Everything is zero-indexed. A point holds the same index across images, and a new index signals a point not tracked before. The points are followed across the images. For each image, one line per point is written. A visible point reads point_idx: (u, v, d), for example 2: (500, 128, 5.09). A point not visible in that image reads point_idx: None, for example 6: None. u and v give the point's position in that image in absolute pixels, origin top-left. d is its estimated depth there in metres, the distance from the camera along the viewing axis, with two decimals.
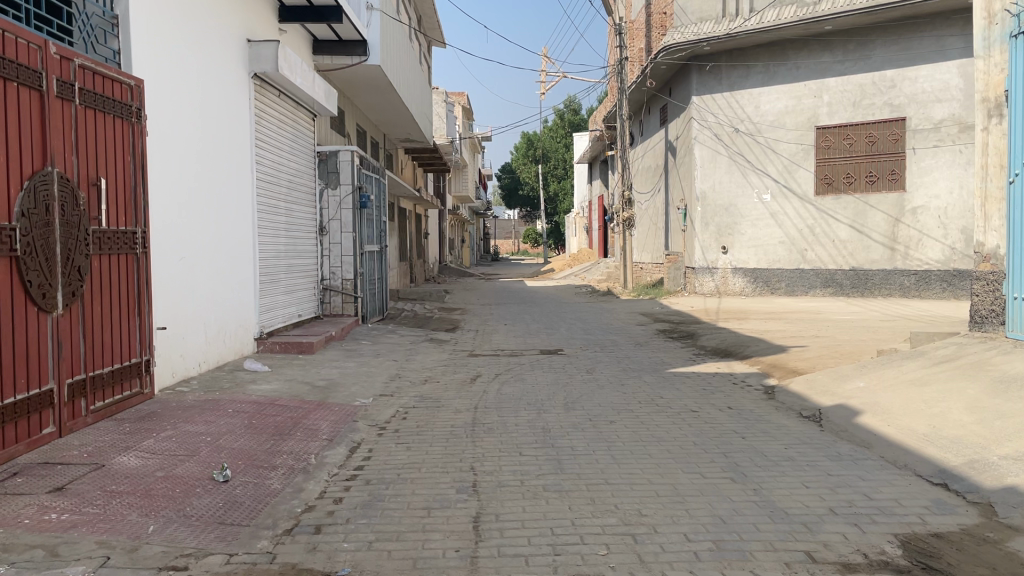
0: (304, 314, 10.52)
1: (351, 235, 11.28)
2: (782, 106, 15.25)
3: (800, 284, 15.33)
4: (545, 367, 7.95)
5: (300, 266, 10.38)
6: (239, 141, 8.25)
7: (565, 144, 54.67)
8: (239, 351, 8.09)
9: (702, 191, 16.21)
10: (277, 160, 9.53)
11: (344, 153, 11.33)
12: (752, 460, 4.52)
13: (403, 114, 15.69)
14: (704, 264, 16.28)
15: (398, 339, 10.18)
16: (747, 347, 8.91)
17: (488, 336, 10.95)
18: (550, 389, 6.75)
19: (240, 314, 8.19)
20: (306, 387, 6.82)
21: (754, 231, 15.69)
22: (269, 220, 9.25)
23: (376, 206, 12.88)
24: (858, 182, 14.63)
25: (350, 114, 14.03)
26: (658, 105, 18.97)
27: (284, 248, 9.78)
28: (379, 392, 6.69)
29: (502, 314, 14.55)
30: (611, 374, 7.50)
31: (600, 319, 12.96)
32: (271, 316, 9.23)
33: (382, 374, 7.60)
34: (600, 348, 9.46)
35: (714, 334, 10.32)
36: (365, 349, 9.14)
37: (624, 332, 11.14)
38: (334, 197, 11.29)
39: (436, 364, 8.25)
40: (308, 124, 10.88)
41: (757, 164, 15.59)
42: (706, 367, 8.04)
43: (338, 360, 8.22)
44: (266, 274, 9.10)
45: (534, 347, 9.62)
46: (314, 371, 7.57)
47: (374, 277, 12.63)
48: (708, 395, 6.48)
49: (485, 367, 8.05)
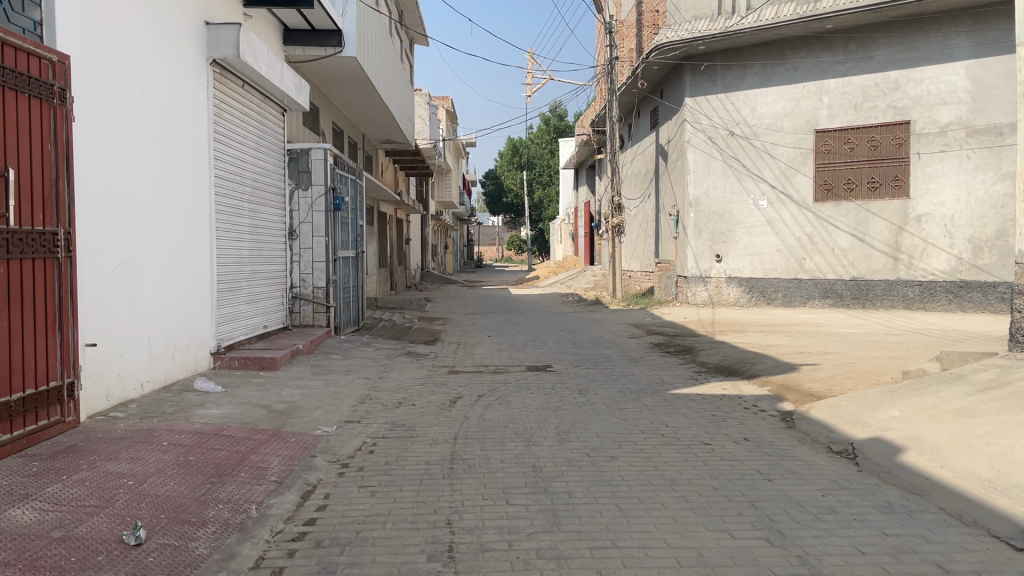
0: (270, 325, 9.69)
1: (323, 239, 10.47)
2: (779, 109, 14.58)
3: (798, 294, 14.64)
4: (533, 387, 7.15)
5: (266, 274, 9.55)
6: (194, 134, 7.40)
7: (551, 150, 53.88)
8: (191, 368, 7.23)
9: (695, 197, 15.48)
10: (240, 158, 8.71)
11: (317, 151, 10.50)
12: (786, 512, 3.74)
13: (382, 112, 14.89)
14: (696, 272, 15.59)
15: (372, 353, 9.34)
16: (753, 365, 8.15)
17: (470, 350, 10.14)
18: (540, 415, 5.95)
19: (194, 326, 7.33)
20: (262, 411, 5.99)
21: (750, 239, 15.00)
22: (230, 224, 8.42)
23: (352, 209, 12.07)
24: (860, 188, 13.97)
25: (325, 112, 13.20)
26: (649, 108, 18.27)
27: (248, 254, 8.94)
28: (343, 418, 5.86)
29: (485, 324, 13.74)
30: (607, 397, 6.71)
31: (590, 331, 12.17)
32: (231, 328, 8.39)
33: (351, 395, 6.77)
34: (593, 365, 8.67)
35: (714, 349, 9.57)
36: (334, 365, 8.30)
37: (617, 346, 10.35)
38: (305, 199, 10.46)
39: (412, 383, 7.42)
40: (277, 118, 10.06)
41: (753, 168, 14.90)
42: (711, 388, 7.26)
43: (304, 379, 7.38)
44: (226, 281, 8.27)
45: (520, 363, 8.82)
46: (273, 392, 6.72)
47: (349, 285, 11.80)
48: (718, 424, 5.70)
49: (465, 387, 7.24)
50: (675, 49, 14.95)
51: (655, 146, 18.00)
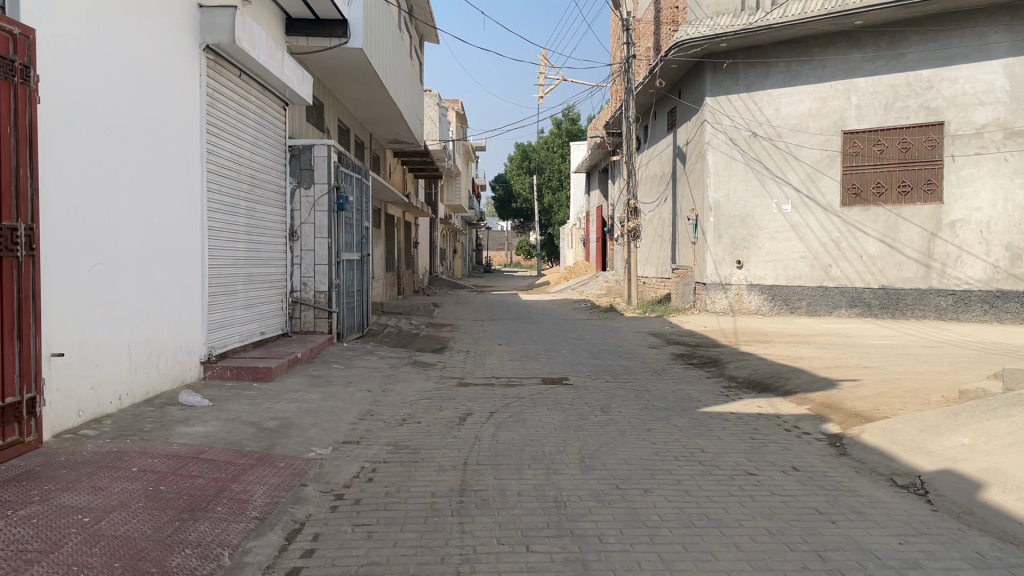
0: (268, 331, 9.13)
1: (326, 241, 9.91)
2: (805, 109, 13.98)
3: (823, 303, 14.02)
4: (550, 403, 6.55)
5: (264, 277, 8.99)
6: (185, 124, 6.84)
7: (562, 155, 52.85)
8: (178, 379, 6.65)
9: (715, 201, 14.89)
10: (238, 153, 8.16)
11: (320, 148, 9.94)
12: (863, 567, 3.12)
13: (391, 110, 14.35)
14: (716, 279, 14.99)
15: (377, 363, 8.76)
16: (787, 379, 7.52)
17: (481, 359, 9.54)
18: (559, 436, 5.34)
19: (180, 332, 6.75)
20: (251, 429, 5.40)
21: (773, 245, 14.38)
22: (226, 223, 7.86)
23: (357, 210, 11.51)
24: (890, 192, 13.34)
25: (330, 108, 12.67)
26: (667, 108, 17.68)
27: (244, 256, 8.37)
28: (341, 438, 5.26)
29: (497, 331, 13.13)
30: (632, 416, 6.09)
31: (606, 340, 11.57)
32: (225, 335, 7.83)
33: (351, 411, 6.18)
34: (613, 378, 8.06)
35: (742, 361, 8.94)
36: (335, 376, 7.71)
37: (636, 357, 9.73)
38: (307, 198, 9.91)
39: (418, 397, 6.82)
40: (278, 112, 9.50)
41: (776, 171, 14.29)
42: (745, 406, 6.64)
43: (301, 391, 6.79)
44: (220, 284, 7.70)
45: (535, 374, 8.22)
46: (266, 405, 6.14)
47: (353, 289, 11.23)
48: (759, 449, 5.08)
49: (476, 401, 6.65)
50: (695, 46, 14.33)
51: (672, 148, 17.41)
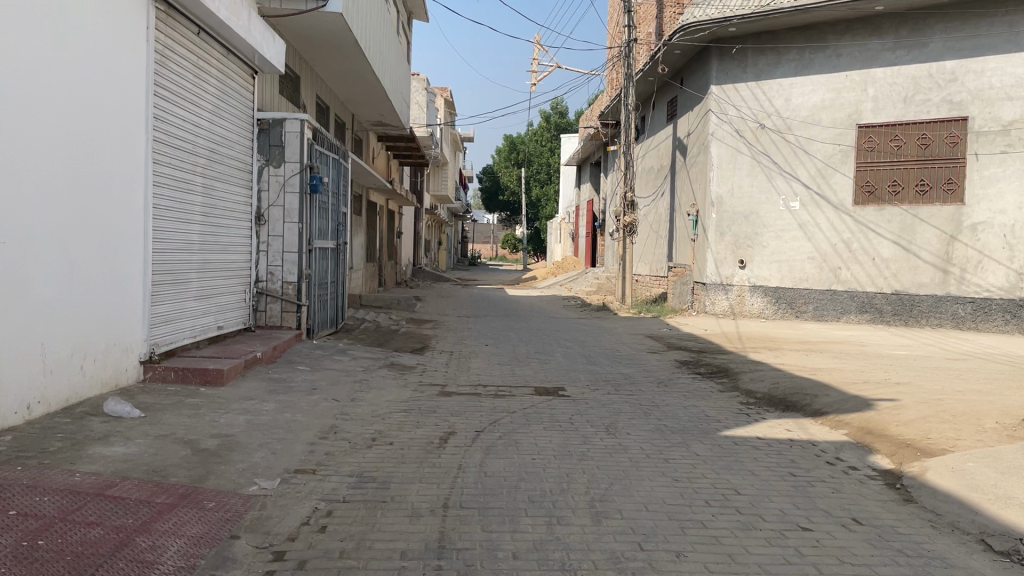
0: (227, 325, 8.13)
1: (296, 226, 8.91)
2: (817, 100, 13.11)
3: (831, 307, 13.19)
4: (546, 421, 5.60)
5: (222, 264, 8.00)
6: (126, 85, 5.85)
7: (551, 148, 52.13)
8: (108, 382, 5.65)
9: (717, 196, 14.00)
10: (194, 123, 7.16)
11: (292, 122, 8.92)
12: None
13: (375, 88, 13.35)
14: (716, 279, 14.12)
15: (348, 365, 7.78)
16: (814, 396, 6.60)
17: (466, 362, 8.58)
18: (561, 468, 4.40)
19: (114, 328, 5.75)
20: (184, 450, 4.40)
21: (778, 244, 13.51)
22: (179, 201, 6.88)
23: (334, 193, 10.49)
24: (906, 191, 12.49)
25: (308, 83, 11.67)
26: (667, 97, 16.78)
27: (199, 241, 7.36)
28: (293, 465, 4.28)
29: (484, 329, 12.17)
30: (644, 441, 5.15)
31: (601, 343, 10.64)
32: (173, 330, 6.84)
33: (311, 427, 5.20)
34: (616, 389, 7.14)
35: (757, 372, 8.04)
36: (298, 380, 6.72)
37: (637, 364, 8.80)
38: (276, 177, 8.92)
39: (392, 409, 5.85)
40: (244, 80, 8.48)
41: (785, 166, 13.43)
42: (772, 429, 5.71)
43: (255, 400, 5.80)
44: (168, 272, 6.72)
45: (528, 383, 7.27)
46: (209, 418, 5.14)
47: (327, 280, 10.22)
48: (805, 493, 4.16)
49: (459, 417, 5.69)
50: (702, 29, 13.36)
51: (672, 140, 16.50)
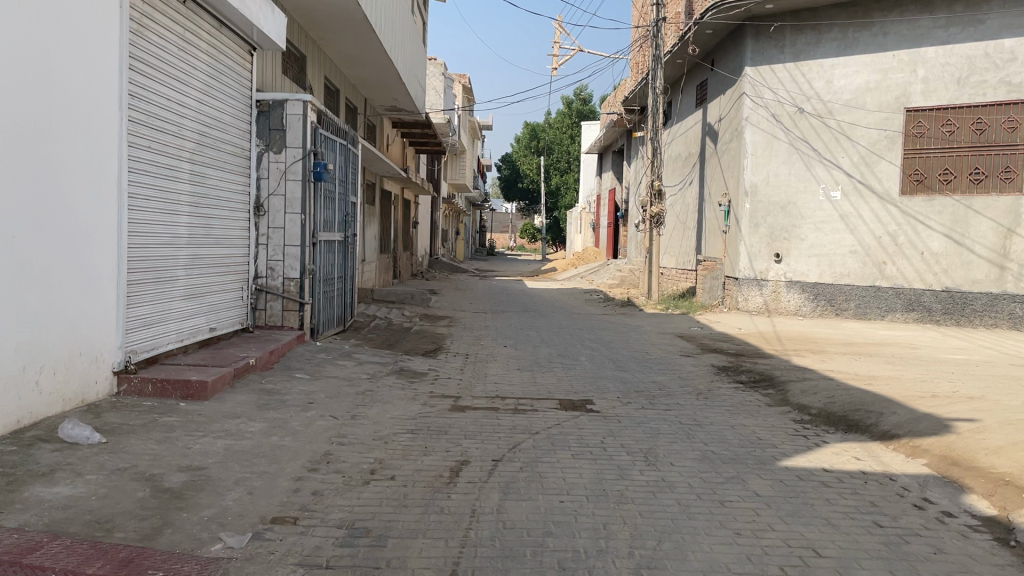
0: (221, 326, 7.42)
1: (298, 218, 8.18)
2: (862, 82, 12.20)
3: (875, 304, 12.31)
4: (574, 447, 4.83)
5: (216, 259, 7.27)
6: (94, 56, 5.09)
7: (572, 135, 50.81)
8: (72, 398, 4.92)
9: (752, 185, 13.10)
10: (181, 102, 6.43)
11: (294, 104, 8.14)
12: None
13: (387, 70, 12.56)
14: (750, 274, 13.26)
15: (353, 371, 7.03)
16: (880, 414, 5.78)
17: (482, 367, 7.82)
18: (596, 516, 3.61)
19: (79, 335, 5.00)
20: (143, 491, 3.65)
21: (817, 236, 12.64)
22: (162, 189, 6.15)
23: (342, 181, 9.73)
24: (959, 180, 11.58)
25: (316, 65, 10.94)
26: (697, 80, 15.87)
27: (186, 234, 6.62)
28: (272, 512, 3.53)
29: (502, 327, 11.40)
30: (692, 476, 4.35)
31: (629, 343, 9.84)
32: (156, 335, 6.11)
33: (300, 455, 4.44)
34: (651, 402, 6.36)
35: (806, 381, 7.23)
36: (293, 392, 5.97)
37: (671, 370, 8.01)
38: (276, 164, 8.18)
39: (397, 430, 5.09)
40: (240, 56, 7.71)
41: (826, 153, 12.53)
42: (838, 457, 4.89)
43: (241, 420, 5.05)
44: (149, 268, 5.99)
45: (552, 394, 6.50)
46: (180, 445, 4.39)
47: (334, 274, 9.48)
48: (901, 554, 3.35)
49: (474, 440, 4.92)
50: (737, 6, 12.42)
51: (701, 126, 15.61)
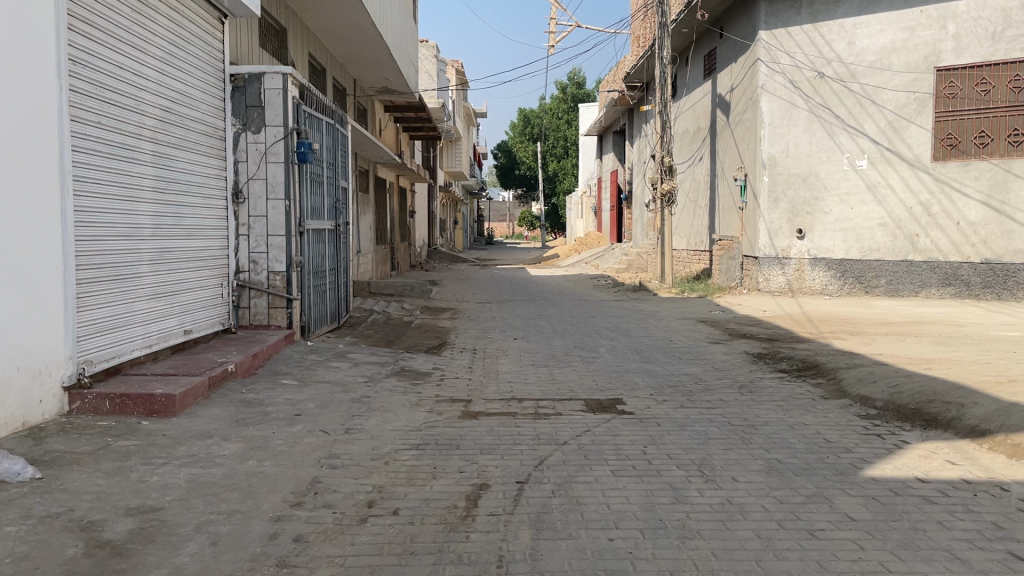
0: (198, 328, 6.59)
1: (283, 204, 7.35)
2: (886, 42, 11.40)
3: (908, 280, 11.53)
4: (613, 462, 4.02)
5: (188, 253, 6.43)
6: (22, 14, 4.23)
7: (568, 120, 49.97)
8: (9, 421, 4.09)
9: (769, 156, 12.23)
10: (139, 72, 5.61)
11: (273, 78, 7.30)
12: None
13: (377, 46, 11.70)
14: (770, 252, 12.40)
15: (348, 374, 6.21)
16: (960, 404, 4.93)
17: (494, 364, 7.00)
18: (660, 562, 2.80)
19: (13, 347, 4.14)
20: (75, 547, 2.83)
21: (843, 210, 11.83)
22: (117, 174, 5.32)
23: (330, 165, 8.88)
24: (996, 143, 10.84)
25: (298, 40, 10.07)
26: (705, 50, 15.01)
27: (150, 224, 5.78)
28: (240, 571, 2.71)
29: (510, 318, 10.58)
30: (764, 496, 3.53)
31: (650, 331, 9.03)
32: (116, 342, 5.27)
33: (281, 484, 3.62)
34: (691, 399, 5.54)
35: (859, 368, 6.43)
36: (277, 403, 5.14)
37: (703, 360, 7.20)
38: (256, 145, 7.34)
39: (400, 447, 4.26)
40: (208, 23, 6.85)
41: (849, 119, 11.73)
42: (929, 462, 4.08)
43: (212, 440, 4.22)
44: (105, 264, 5.15)
45: (576, 394, 5.67)
46: (134, 480, 3.56)
47: (325, 267, 8.64)
48: None
49: (493, 457, 4.10)
50: None
51: (711, 98, 14.76)
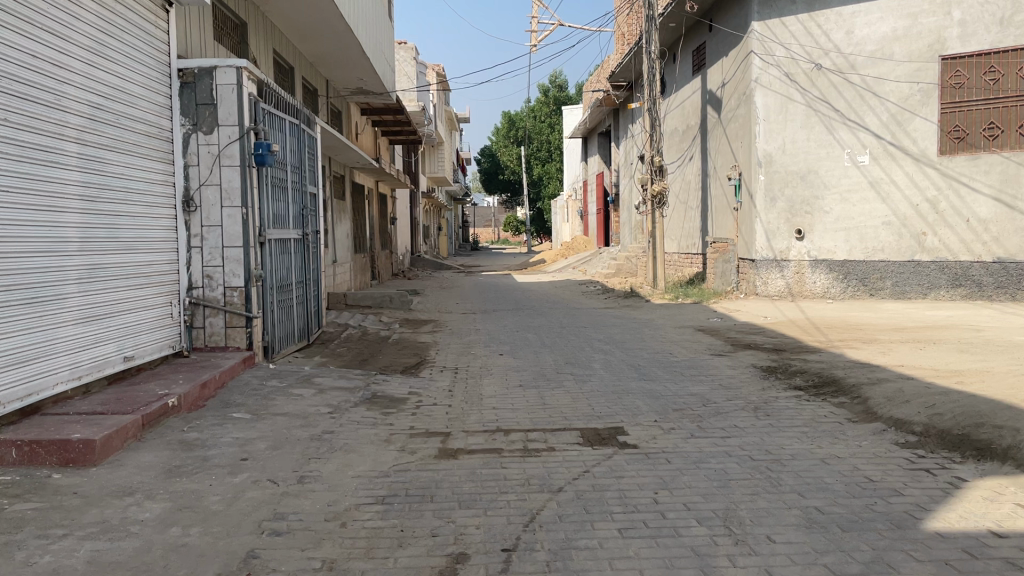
0: (140, 354, 5.82)
1: (239, 212, 6.60)
2: (887, 31, 10.87)
3: (916, 282, 11.03)
4: (619, 517, 3.31)
5: (128, 269, 5.67)
6: None
7: (551, 123, 49.47)
8: None
9: (765, 154, 11.58)
10: (60, 62, 4.87)
11: (225, 72, 6.55)
12: None
13: (349, 44, 10.98)
14: (768, 254, 11.73)
15: (309, 403, 5.46)
16: (1015, 430, 4.23)
17: (476, 386, 6.27)
18: None
19: None
20: None
21: (845, 208, 11.25)
22: (33, 181, 4.58)
23: (295, 169, 8.14)
24: (1006, 135, 10.39)
25: (261, 35, 9.34)
26: (694, 44, 14.40)
27: (77, 238, 5.03)
28: None
29: (494, 330, 9.86)
30: (812, 564, 2.82)
31: (645, 343, 8.34)
32: (32, 377, 4.51)
33: (206, 563, 2.87)
34: (701, 427, 4.82)
35: (883, 384, 5.75)
36: (222, 444, 4.39)
37: (707, 376, 6.51)
38: (208, 146, 6.59)
39: (362, 502, 3.53)
40: (148, 10, 6.10)
41: (849, 113, 11.15)
42: (998, 508, 3.40)
43: (132, 500, 3.47)
44: (17, 287, 4.39)
45: (569, 424, 4.95)
46: (18, 563, 2.80)
47: (291, 280, 7.88)
48: None
49: (474, 513, 3.38)
50: None
51: (701, 94, 14.14)
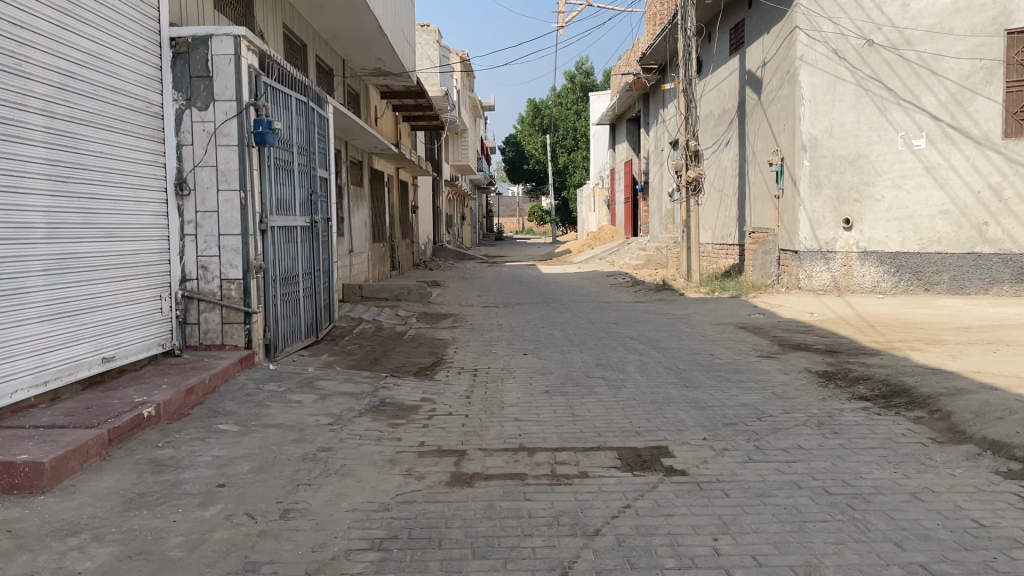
0: (122, 355, 5.22)
1: (237, 196, 5.98)
2: (946, 3, 10.14)
3: (976, 275, 10.32)
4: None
5: (107, 259, 5.05)
6: None
7: (577, 111, 48.63)
8: None
9: (810, 138, 10.78)
10: (21, 21, 4.23)
11: (222, 41, 5.91)
12: None
13: (365, 19, 10.32)
14: (813, 245, 10.94)
15: (306, 413, 4.81)
16: None
17: (497, 392, 5.58)
18: None
19: None
20: None
21: (897, 196, 10.48)
22: None
23: (302, 150, 7.49)
24: None
25: (269, 8, 8.68)
26: (732, 22, 13.58)
27: (45, 223, 4.43)
28: None
29: (518, 325, 9.17)
30: None
31: (683, 342, 7.61)
32: None
33: None
34: (760, 449, 4.11)
35: (965, 395, 4.97)
36: (199, 465, 3.76)
37: (758, 382, 5.77)
38: (202, 123, 5.96)
39: (352, 549, 2.86)
40: None
41: (903, 93, 10.37)
42: None
43: (75, 543, 2.84)
44: None
45: (604, 442, 4.25)
46: None
47: (298, 270, 7.26)
48: None
49: (490, 567, 2.71)
50: None
51: (739, 75, 13.34)
